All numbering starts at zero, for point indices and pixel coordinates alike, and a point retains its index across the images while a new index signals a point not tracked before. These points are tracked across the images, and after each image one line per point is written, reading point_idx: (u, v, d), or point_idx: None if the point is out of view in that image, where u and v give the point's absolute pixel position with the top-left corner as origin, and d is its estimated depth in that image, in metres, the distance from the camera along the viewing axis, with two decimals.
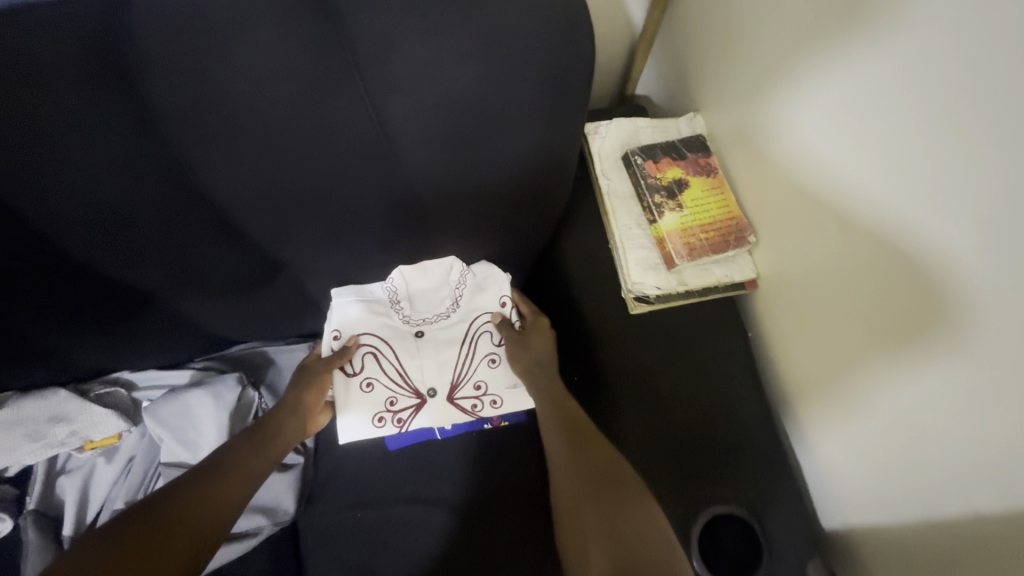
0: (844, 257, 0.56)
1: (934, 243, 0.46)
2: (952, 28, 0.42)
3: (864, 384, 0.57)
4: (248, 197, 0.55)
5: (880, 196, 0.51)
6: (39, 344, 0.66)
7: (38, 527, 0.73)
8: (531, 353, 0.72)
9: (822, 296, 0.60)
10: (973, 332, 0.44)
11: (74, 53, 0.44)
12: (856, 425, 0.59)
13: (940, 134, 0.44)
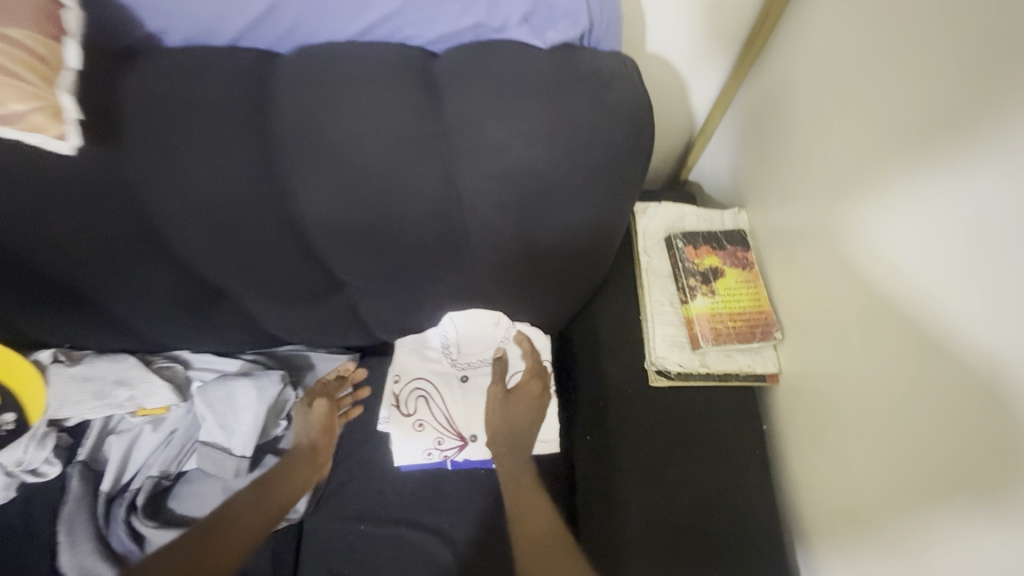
0: (869, 384, 0.57)
1: (961, 400, 0.47)
2: (985, 205, 0.45)
3: (879, 513, 0.57)
4: (328, 228, 0.62)
5: (907, 339, 0.52)
6: (126, 313, 0.76)
7: (82, 477, 0.81)
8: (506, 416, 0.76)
9: (845, 414, 0.61)
10: (994, 495, 0.45)
11: (225, 97, 0.55)
12: (866, 550, 0.59)
13: (971, 297, 0.46)
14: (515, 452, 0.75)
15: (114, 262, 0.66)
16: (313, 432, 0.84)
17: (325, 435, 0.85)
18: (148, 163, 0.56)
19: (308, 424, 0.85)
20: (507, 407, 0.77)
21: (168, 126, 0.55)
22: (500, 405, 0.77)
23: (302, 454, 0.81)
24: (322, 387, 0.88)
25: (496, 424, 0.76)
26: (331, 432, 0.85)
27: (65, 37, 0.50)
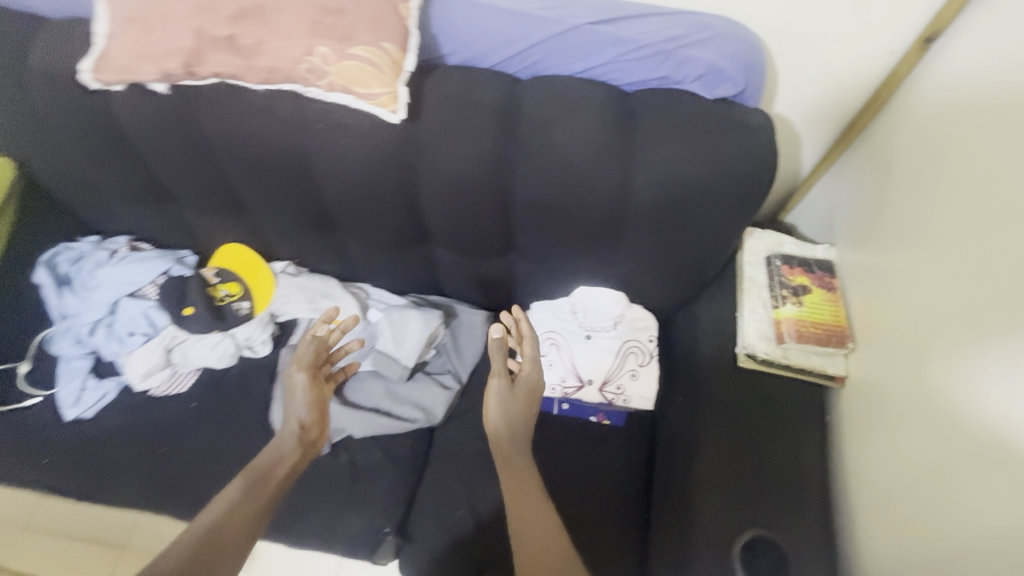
0: (925, 386, 0.73)
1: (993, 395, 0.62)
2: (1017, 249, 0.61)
3: (917, 490, 0.71)
4: (527, 201, 0.87)
5: (957, 350, 0.68)
6: (352, 243, 1.05)
7: (292, 357, 1.09)
8: (512, 409, 0.86)
9: (901, 411, 0.77)
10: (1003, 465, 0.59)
11: (488, 101, 0.82)
12: (901, 523, 0.73)
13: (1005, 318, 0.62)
14: (515, 445, 0.85)
15: (372, 203, 0.93)
16: (302, 406, 0.91)
17: (314, 410, 0.91)
18: (428, 137, 0.83)
19: (299, 395, 0.91)
20: (505, 399, 0.87)
21: (450, 115, 0.82)
22: (499, 393, 0.87)
23: (294, 433, 0.88)
24: (304, 355, 0.93)
25: (495, 417, 0.87)
26: (318, 402, 0.92)
27: (408, 52, 0.79)
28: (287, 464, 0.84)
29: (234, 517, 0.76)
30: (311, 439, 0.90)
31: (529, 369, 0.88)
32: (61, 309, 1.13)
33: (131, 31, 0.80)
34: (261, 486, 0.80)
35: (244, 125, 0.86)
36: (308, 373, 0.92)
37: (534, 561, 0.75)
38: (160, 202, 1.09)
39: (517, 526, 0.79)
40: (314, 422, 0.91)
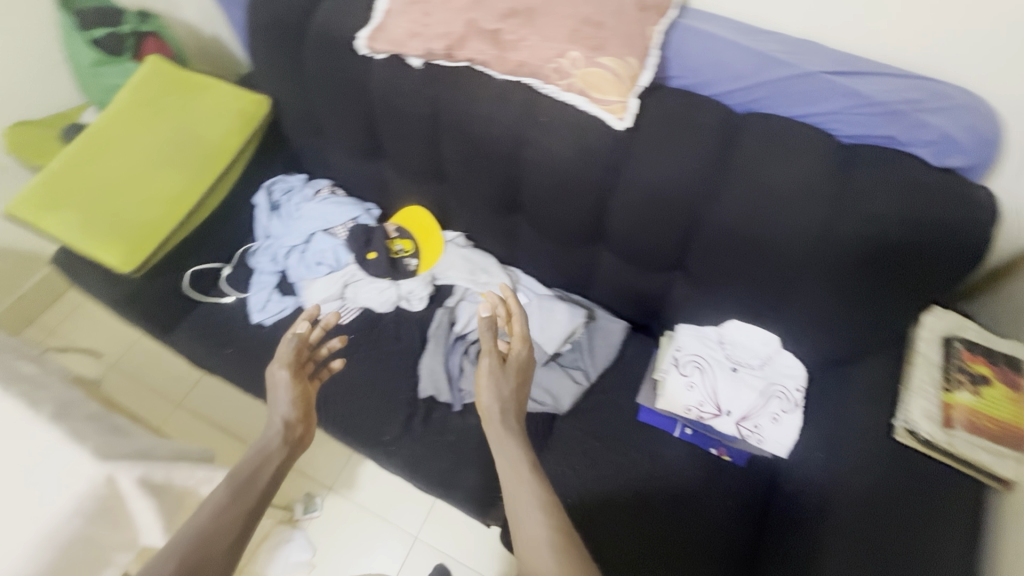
0: None
1: None
2: None
3: None
4: (719, 224, 0.91)
5: None
6: (529, 229, 1.14)
7: (445, 317, 1.19)
8: (502, 374, 0.87)
9: None
10: None
11: (711, 125, 0.88)
12: None
13: None
14: (505, 412, 0.84)
15: (564, 199, 1.01)
16: (286, 406, 0.83)
17: (298, 408, 0.84)
18: (645, 146, 0.89)
19: (284, 392, 0.85)
20: (498, 374, 0.87)
21: (669, 132, 0.88)
22: (490, 373, 0.86)
23: (278, 432, 0.79)
24: (285, 350, 0.88)
25: (487, 395, 0.85)
26: (304, 400, 0.86)
27: (646, 69, 0.86)
28: (275, 462, 0.74)
29: (228, 528, 0.63)
30: (299, 434, 0.81)
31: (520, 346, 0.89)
32: (265, 229, 1.30)
33: (412, 12, 0.94)
34: (249, 490, 0.67)
35: (476, 107, 0.98)
36: (292, 371, 0.87)
37: (529, 546, 0.67)
38: (369, 157, 1.24)
39: (518, 507, 0.72)
40: (305, 413, 0.85)
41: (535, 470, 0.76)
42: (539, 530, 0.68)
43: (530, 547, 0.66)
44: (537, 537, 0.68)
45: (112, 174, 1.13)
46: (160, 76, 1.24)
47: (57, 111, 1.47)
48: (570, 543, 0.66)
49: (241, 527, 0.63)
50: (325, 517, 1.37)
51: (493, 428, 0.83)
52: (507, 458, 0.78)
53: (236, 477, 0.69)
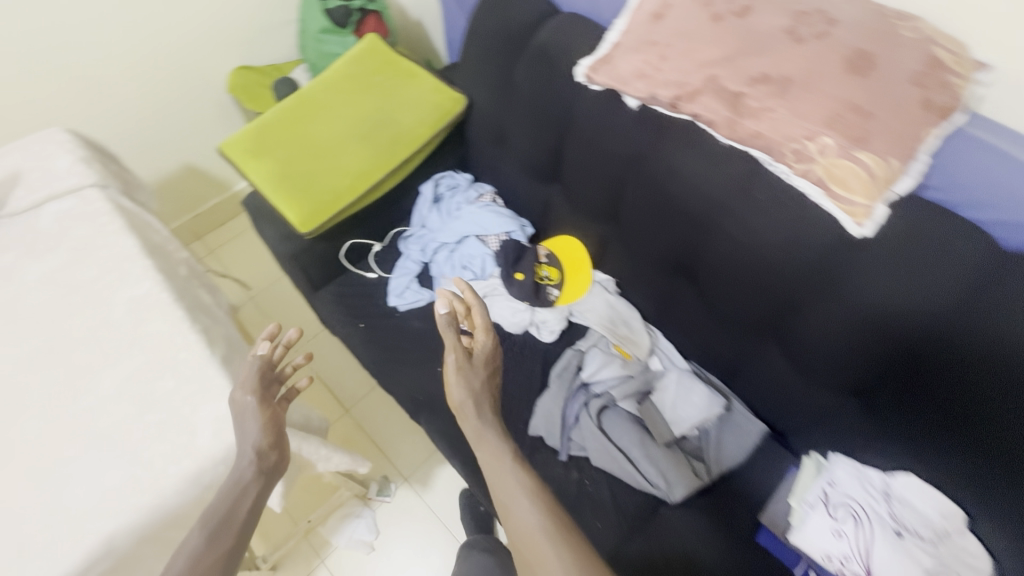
0: None
1: None
2: None
3: None
4: (946, 367, 0.77)
5: None
6: (696, 300, 1.06)
7: (572, 359, 1.15)
8: (471, 370, 0.84)
9: None
10: None
11: (980, 255, 0.72)
12: None
13: None
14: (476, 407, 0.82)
15: (753, 285, 0.92)
16: (256, 433, 0.71)
17: (271, 434, 0.72)
18: (881, 258, 0.77)
19: (254, 423, 0.71)
20: (466, 370, 0.83)
21: (917, 251, 0.74)
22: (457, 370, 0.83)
23: (251, 461, 0.70)
24: (249, 373, 0.73)
25: (455, 388, 0.83)
26: (275, 425, 0.73)
27: (905, 174, 0.74)
28: (248, 497, 0.69)
29: (209, 571, 0.64)
30: (274, 460, 0.71)
31: (484, 338, 0.84)
32: (422, 219, 1.33)
33: (647, 51, 0.89)
34: (228, 525, 0.67)
35: (679, 161, 0.91)
36: (260, 397, 0.73)
37: (527, 536, 0.73)
38: (544, 178, 1.22)
39: (511, 508, 0.77)
40: (275, 441, 0.72)
41: (518, 458, 0.80)
42: (533, 522, 0.74)
43: (527, 537, 0.74)
44: (530, 519, 0.75)
45: (315, 139, 1.20)
46: (377, 58, 1.31)
47: (275, 63, 1.62)
48: (563, 537, 0.73)
49: (225, 564, 0.65)
50: (394, 504, 1.39)
51: (471, 426, 0.83)
52: (501, 471, 0.79)
53: (211, 516, 0.66)
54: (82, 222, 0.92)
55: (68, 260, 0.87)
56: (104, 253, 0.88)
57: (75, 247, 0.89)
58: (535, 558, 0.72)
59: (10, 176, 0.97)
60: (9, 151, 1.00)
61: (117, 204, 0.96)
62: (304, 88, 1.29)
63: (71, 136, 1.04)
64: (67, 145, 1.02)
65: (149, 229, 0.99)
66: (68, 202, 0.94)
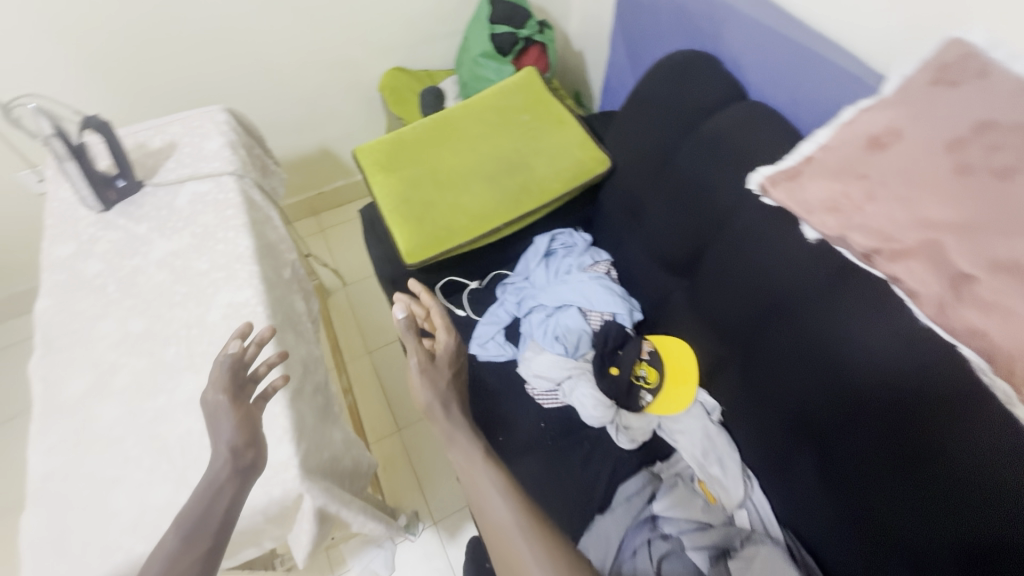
0: None
1: None
2: None
3: None
4: None
5: None
6: (816, 488, 0.86)
7: (649, 480, 1.01)
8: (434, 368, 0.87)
9: None
10: None
11: None
12: None
13: None
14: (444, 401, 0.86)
15: (902, 507, 0.72)
16: (229, 431, 0.65)
17: (246, 430, 0.66)
18: None
19: (225, 424, 0.65)
20: (430, 372, 0.87)
21: None
22: (421, 370, 0.86)
23: (225, 459, 0.63)
24: (218, 371, 0.67)
25: (421, 387, 0.86)
26: (252, 423, 0.67)
27: None
28: (227, 495, 0.62)
29: (181, 574, 0.57)
30: (251, 457, 0.65)
31: (444, 338, 0.88)
32: (527, 270, 1.24)
33: (848, 183, 0.73)
34: (205, 523, 0.60)
35: (857, 329, 0.76)
36: (232, 394, 0.67)
37: (502, 530, 0.73)
38: (676, 271, 1.09)
39: (483, 505, 0.77)
40: (250, 439, 0.65)
41: (485, 453, 0.82)
42: (505, 517, 0.74)
43: (501, 530, 0.73)
44: (504, 513, 0.75)
45: (445, 169, 1.16)
46: (529, 96, 1.25)
47: (427, 70, 1.62)
48: (535, 523, 0.73)
49: (201, 569, 0.58)
50: (417, 544, 1.33)
51: (440, 425, 0.85)
52: (473, 472, 0.80)
53: (186, 516, 0.60)
54: (211, 210, 0.94)
55: (188, 246, 0.89)
56: (219, 247, 0.89)
57: (197, 234, 0.90)
58: (507, 552, 0.71)
59: (166, 147, 1.02)
60: (172, 122, 1.06)
61: (246, 196, 0.98)
62: (448, 111, 1.25)
63: (228, 118, 1.08)
64: (222, 127, 1.06)
65: (266, 226, 1.00)
66: (205, 185, 0.97)
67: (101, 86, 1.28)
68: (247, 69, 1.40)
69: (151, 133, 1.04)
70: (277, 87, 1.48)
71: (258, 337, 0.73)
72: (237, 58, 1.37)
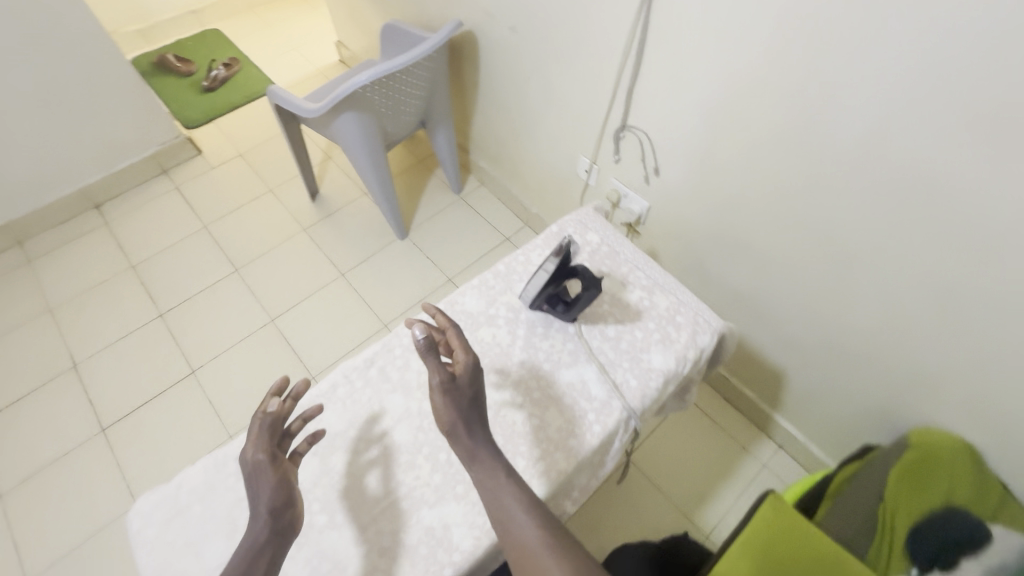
0: None
1: None
2: None
3: None
4: None
5: None
6: None
7: None
8: (458, 386, 0.71)
9: None
10: None
11: None
12: None
13: None
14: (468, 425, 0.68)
15: None
16: (268, 492, 0.64)
17: (285, 490, 0.65)
18: None
19: (264, 487, 0.64)
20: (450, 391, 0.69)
21: None
22: (443, 392, 0.69)
23: (264, 521, 0.62)
24: (260, 431, 0.67)
25: (443, 408, 0.69)
26: (291, 485, 0.66)
27: None
28: (264, 563, 0.59)
29: None
30: (291, 516, 0.64)
31: (465, 357, 0.72)
32: None
33: None
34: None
35: None
36: (273, 453, 0.67)
37: (522, 551, 0.61)
38: None
39: (505, 516, 0.64)
40: (290, 500, 0.65)
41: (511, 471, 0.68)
42: (531, 532, 0.62)
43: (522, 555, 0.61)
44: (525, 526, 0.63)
45: None
46: None
47: (1006, 486, 0.98)
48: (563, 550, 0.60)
49: None
50: None
51: (463, 445, 0.68)
52: (497, 487, 0.65)
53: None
54: (566, 416, 0.76)
55: (513, 422, 0.75)
56: (518, 460, 0.72)
57: (530, 423, 0.75)
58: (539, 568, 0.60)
59: (633, 310, 0.85)
60: (671, 294, 0.86)
61: (608, 440, 0.75)
62: None
63: (710, 346, 0.82)
64: (690, 351, 0.81)
65: (587, 472, 0.76)
66: (597, 393, 0.77)
67: (692, 173, 1.15)
68: (816, 278, 1.06)
69: (644, 284, 0.87)
70: (817, 310, 1.10)
71: (298, 392, 0.73)
72: (820, 265, 1.03)
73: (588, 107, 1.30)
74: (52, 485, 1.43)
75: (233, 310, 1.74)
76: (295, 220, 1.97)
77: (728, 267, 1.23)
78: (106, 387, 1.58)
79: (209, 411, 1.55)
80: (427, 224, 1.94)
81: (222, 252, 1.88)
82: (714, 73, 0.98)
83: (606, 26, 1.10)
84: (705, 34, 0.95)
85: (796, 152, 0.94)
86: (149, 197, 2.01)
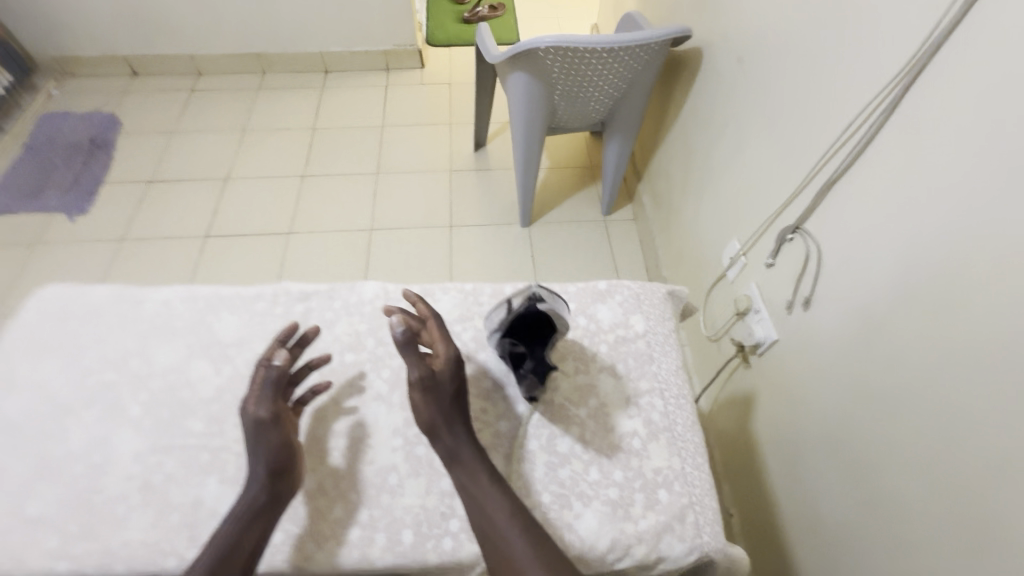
0: None
1: None
2: None
3: None
4: None
5: None
6: None
7: None
8: (443, 382, 0.66)
9: None
10: None
11: None
12: None
13: None
14: (450, 423, 0.64)
15: None
16: (268, 453, 0.64)
17: (286, 458, 0.65)
18: None
19: (263, 449, 0.64)
20: (435, 388, 0.64)
21: None
22: (423, 389, 0.65)
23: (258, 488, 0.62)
24: (262, 387, 0.67)
25: (420, 408, 0.65)
26: (290, 458, 0.65)
27: None
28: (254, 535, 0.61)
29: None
30: (285, 484, 0.64)
31: (446, 351, 0.67)
32: None
33: None
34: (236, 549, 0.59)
35: None
36: (274, 408, 0.67)
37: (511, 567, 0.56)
38: None
39: (488, 523, 0.59)
40: (289, 463, 0.65)
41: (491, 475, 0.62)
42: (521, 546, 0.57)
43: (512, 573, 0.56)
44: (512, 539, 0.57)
45: None
46: None
47: None
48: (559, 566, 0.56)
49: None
50: None
51: (446, 447, 0.63)
52: (481, 496, 0.60)
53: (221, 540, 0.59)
54: None
55: None
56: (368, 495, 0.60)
57: None
58: None
59: (613, 439, 0.67)
60: (677, 456, 0.66)
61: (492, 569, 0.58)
62: None
63: (675, 560, 0.60)
64: (641, 546, 0.60)
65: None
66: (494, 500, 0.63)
67: (844, 335, 0.80)
68: None
69: (652, 420, 0.69)
70: None
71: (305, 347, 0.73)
72: None
73: (768, 188, 1.00)
74: (150, 252, 1.68)
75: (351, 201, 1.83)
76: (449, 157, 1.98)
77: (828, 481, 0.84)
78: (231, 206, 1.80)
79: (276, 269, 1.66)
80: (556, 227, 1.78)
81: (378, 152, 1.98)
82: (933, 220, 0.65)
83: (833, 99, 0.81)
84: (953, 162, 0.62)
85: (999, 397, 0.57)
86: (364, 83, 2.22)
